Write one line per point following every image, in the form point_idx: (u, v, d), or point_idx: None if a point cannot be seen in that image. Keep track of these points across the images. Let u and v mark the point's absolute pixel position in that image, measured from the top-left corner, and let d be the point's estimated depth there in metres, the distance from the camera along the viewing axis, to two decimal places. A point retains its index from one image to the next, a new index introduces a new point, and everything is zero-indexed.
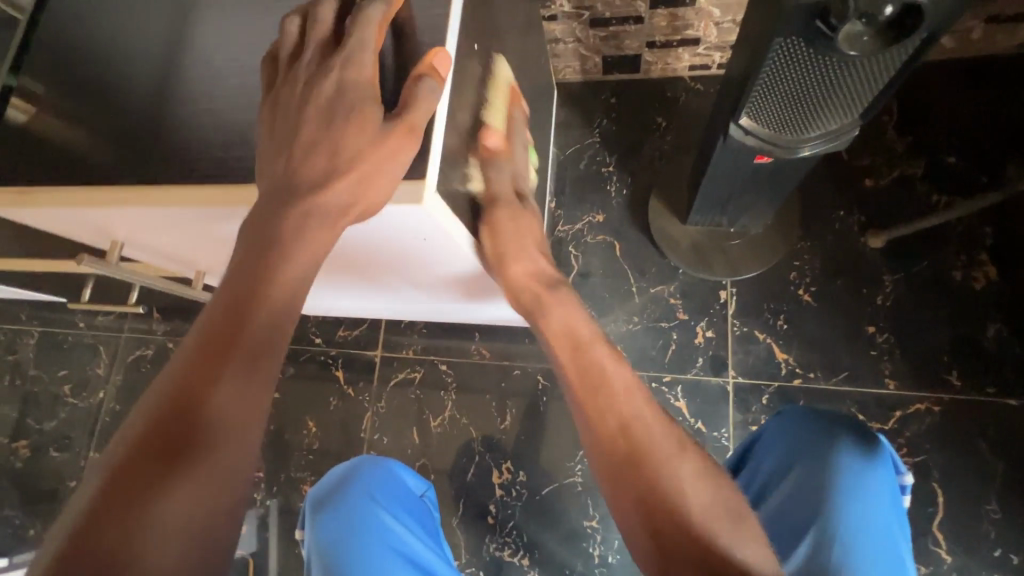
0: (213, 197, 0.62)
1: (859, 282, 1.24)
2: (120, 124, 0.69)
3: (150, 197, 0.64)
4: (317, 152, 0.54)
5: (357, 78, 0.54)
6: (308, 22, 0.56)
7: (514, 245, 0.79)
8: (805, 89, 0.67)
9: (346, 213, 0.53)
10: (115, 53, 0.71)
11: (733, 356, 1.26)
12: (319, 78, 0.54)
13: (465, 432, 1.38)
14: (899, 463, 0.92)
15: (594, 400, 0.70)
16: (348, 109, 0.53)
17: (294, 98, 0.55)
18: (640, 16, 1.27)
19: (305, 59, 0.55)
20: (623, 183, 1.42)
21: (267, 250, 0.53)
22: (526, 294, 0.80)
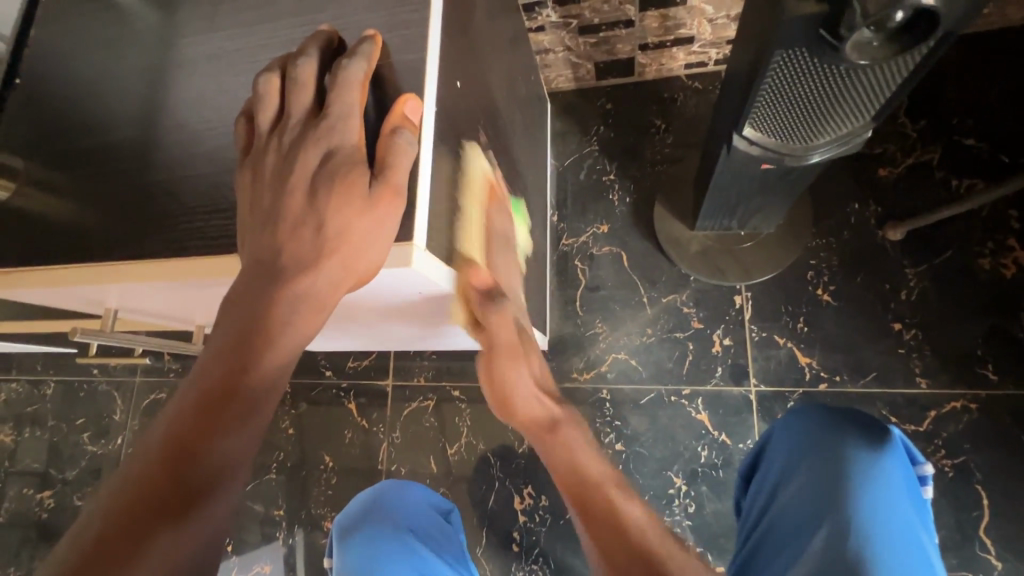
0: (204, 269, 0.61)
1: (881, 278, 1.19)
2: (101, 194, 0.67)
3: (141, 273, 0.63)
4: (301, 230, 0.50)
5: (343, 143, 0.50)
6: (286, 81, 0.52)
7: (517, 382, 0.71)
8: (810, 97, 0.63)
9: (336, 284, 0.50)
10: (95, 119, 0.70)
11: (753, 364, 1.21)
12: (302, 144, 0.50)
13: (484, 459, 1.35)
14: (914, 453, 0.87)
15: (593, 515, 0.59)
16: (330, 179, 0.49)
17: (276, 169, 0.51)
18: (630, 19, 1.23)
19: (288, 123, 0.51)
20: (626, 191, 1.38)
21: (253, 307, 0.49)
22: (531, 434, 0.69)
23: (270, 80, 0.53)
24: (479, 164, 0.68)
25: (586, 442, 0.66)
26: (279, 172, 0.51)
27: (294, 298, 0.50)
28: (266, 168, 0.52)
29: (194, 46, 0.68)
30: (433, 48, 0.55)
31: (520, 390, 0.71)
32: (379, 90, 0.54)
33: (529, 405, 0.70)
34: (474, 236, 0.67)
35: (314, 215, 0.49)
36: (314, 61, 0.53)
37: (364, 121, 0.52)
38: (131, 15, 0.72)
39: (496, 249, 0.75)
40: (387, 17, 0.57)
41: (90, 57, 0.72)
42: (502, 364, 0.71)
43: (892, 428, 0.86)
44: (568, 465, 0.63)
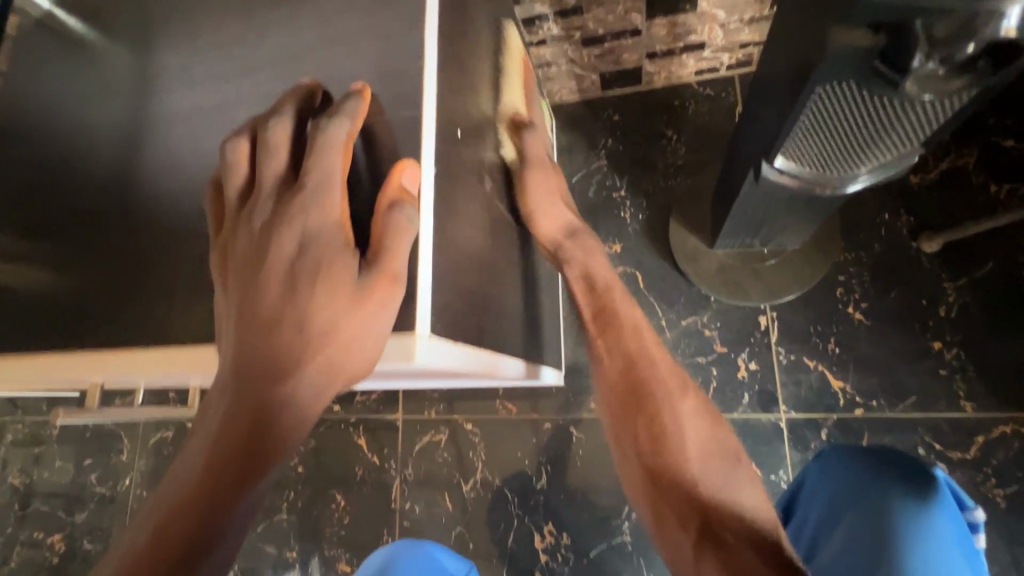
0: (181, 362, 0.55)
1: (918, 293, 1.11)
2: (77, 271, 0.62)
3: (115, 364, 0.57)
4: (281, 325, 0.41)
5: (322, 223, 0.41)
6: (254, 149, 0.44)
7: (544, 202, 0.80)
8: (856, 122, 0.55)
9: (325, 385, 0.42)
10: (68, 182, 0.64)
11: (783, 389, 1.14)
12: (273, 228, 0.41)
13: (501, 495, 1.29)
14: (962, 497, 0.74)
15: (606, 325, 0.73)
16: (310, 267, 0.40)
17: (245, 255, 0.42)
18: (637, 29, 1.15)
19: (257, 198, 0.43)
20: (638, 208, 1.31)
21: (238, 405, 0.41)
22: (550, 244, 0.80)
23: (234, 146, 0.44)
24: (516, 42, 0.88)
25: (601, 253, 0.78)
26: (247, 259, 0.42)
27: (283, 404, 0.41)
28: (235, 253, 0.43)
29: (165, 96, 0.61)
30: (429, 99, 0.47)
31: (546, 210, 0.79)
32: (371, 151, 0.48)
33: (551, 221, 0.79)
34: (516, 91, 0.82)
35: (295, 308, 0.41)
36: (289, 121, 0.44)
37: (347, 192, 0.42)
38: (104, 66, 0.66)
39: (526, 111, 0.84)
40: (377, 63, 0.50)
41: (65, 114, 0.67)
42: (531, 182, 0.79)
43: (935, 469, 0.75)
44: (580, 270, 0.76)
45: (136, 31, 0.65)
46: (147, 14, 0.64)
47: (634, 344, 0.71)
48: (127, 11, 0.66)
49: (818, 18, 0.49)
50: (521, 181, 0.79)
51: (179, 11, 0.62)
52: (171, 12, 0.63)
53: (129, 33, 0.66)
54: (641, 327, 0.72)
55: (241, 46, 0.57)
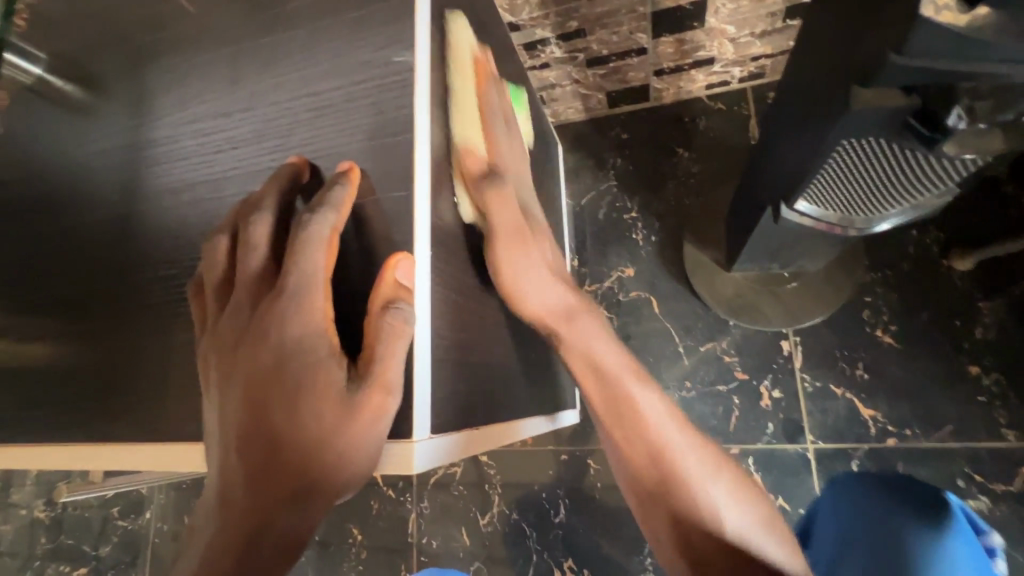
0: (167, 458, 0.53)
1: (951, 314, 1.06)
2: (71, 353, 0.60)
3: (105, 457, 0.56)
4: (254, 441, 0.38)
5: (303, 329, 0.38)
6: (235, 247, 0.42)
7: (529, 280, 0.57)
8: (882, 168, 0.52)
9: (316, 490, 0.38)
10: (57, 263, 0.63)
11: (809, 418, 1.08)
12: (251, 335, 0.39)
13: (518, 529, 1.25)
14: (976, 519, 0.68)
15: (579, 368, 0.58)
16: (279, 381, 0.38)
17: (218, 365, 0.40)
18: (643, 47, 1.10)
19: (232, 302, 0.41)
20: (650, 229, 1.25)
21: (231, 519, 0.38)
22: (543, 329, 0.59)
23: (216, 243, 0.42)
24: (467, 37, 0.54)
25: (603, 334, 0.60)
26: (221, 370, 0.40)
27: (261, 531, 0.38)
28: (210, 362, 0.41)
29: (151, 170, 0.59)
30: (422, 175, 0.44)
31: (535, 294, 0.57)
32: (361, 235, 0.45)
33: (537, 296, 0.57)
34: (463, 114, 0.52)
35: (269, 422, 0.38)
36: (269, 215, 0.42)
37: (331, 290, 0.39)
38: (92, 137, 0.64)
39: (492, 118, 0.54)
40: (367, 136, 0.47)
41: (54, 186, 0.66)
42: (507, 258, 0.54)
43: (946, 494, 0.68)
44: (585, 359, 0.58)
45: (124, 101, 0.63)
46: (134, 84, 0.62)
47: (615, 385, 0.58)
48: (114, 77, 0.64)
49: (842, 70, 0.45)
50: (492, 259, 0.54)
51: (164, 81, 0.60)
52: (157, 80, 0.61)
53: (116, 101, 0.64)
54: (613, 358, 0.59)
55: (228, 117, 0.55)
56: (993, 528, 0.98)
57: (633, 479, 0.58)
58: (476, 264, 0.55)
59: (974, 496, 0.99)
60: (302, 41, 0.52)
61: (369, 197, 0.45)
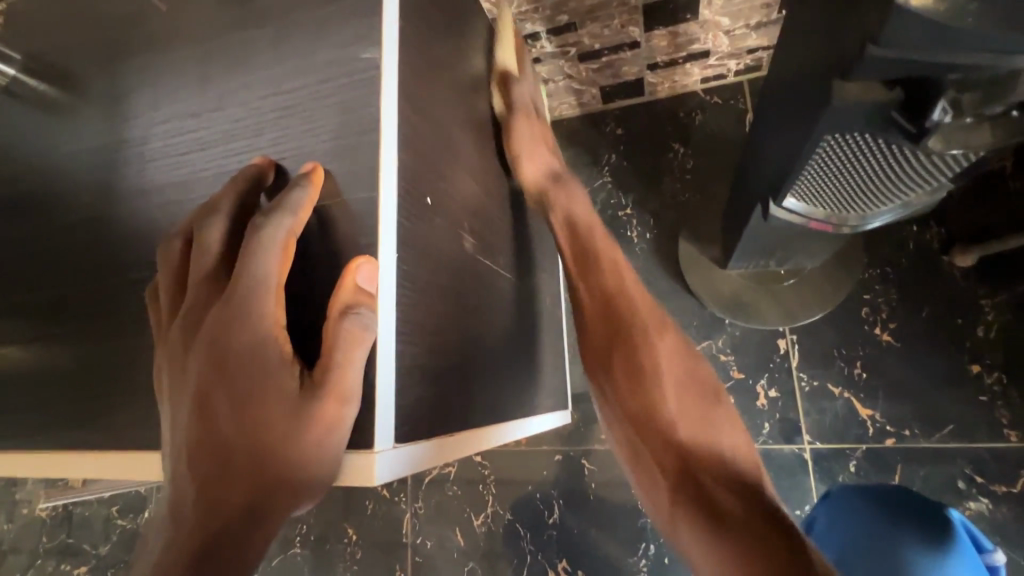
0: (134, 468, 0.52)
1: (952, 312, 1.03)
2: (47, 358, 0.59)
3: (74, 466, 0.55)
4: (206, 447, 0.37)
5: (256, 336, 0.37)
6: (192, 253, 0.41)
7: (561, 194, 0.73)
8: (864, 164, 0.50)
9: (270, 496, 0.37)
10: (31, 268, 0.63)
11: (806, 419, 1.06)
12: (204, 342, 0.38)
13: (513, 530, 1.24)
14: (980, 537, 0.67)
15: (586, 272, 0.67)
16: (228, 391, 0.37)
17: (172, 375, 0.40)
18: (635, 41, 1.08)
19: (186, 309, 0.40)
20: (645, 225, 1.23)
21: (183, 529, 0.37)
22: (537, 193, 0.75)
23: (174, 249, 0.42)
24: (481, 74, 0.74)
25: (584, 199, 0.74)
26: (174, 379, 0.40)
27: (210, 545, 0.36)
28: (165, 372, 0.41)
29: (121, 172, 0.58)
30: (387, 177, 0.43)
31: (531, 162, 0.75)
32: (324, 238, 0.43)
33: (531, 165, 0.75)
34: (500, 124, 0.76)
35: (223, 428, 0.37)
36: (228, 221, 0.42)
37: (285, 296, 0.38)
38: (64, 138, 0.63)
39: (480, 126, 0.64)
40: (333, 135, 0.46)
41: (28, 189, 0.65)
42: (517, 133, 0.75)
43: (949, 509, 0.68)
44: (564, 216, 0.72)
45: (96, 102, 0.62)
46: (105, 84, 0.61)
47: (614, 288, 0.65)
48: (86, 77, 0.63)
49: (825, 62, 0.44)
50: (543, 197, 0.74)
51: (134, 81, 0.59)
52: (128, 80, 0.60)
53: (88, 102, 0.62)
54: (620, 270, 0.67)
55: (197, 118, 0.54)
56: (994, 531, 0.96)
57: (627, 400, 0.60)
58: (450, 267, 0.53)
59: (974, 498, 0.97)
60: (269, 40, 0.51)
61: (333, 199, 0.44)
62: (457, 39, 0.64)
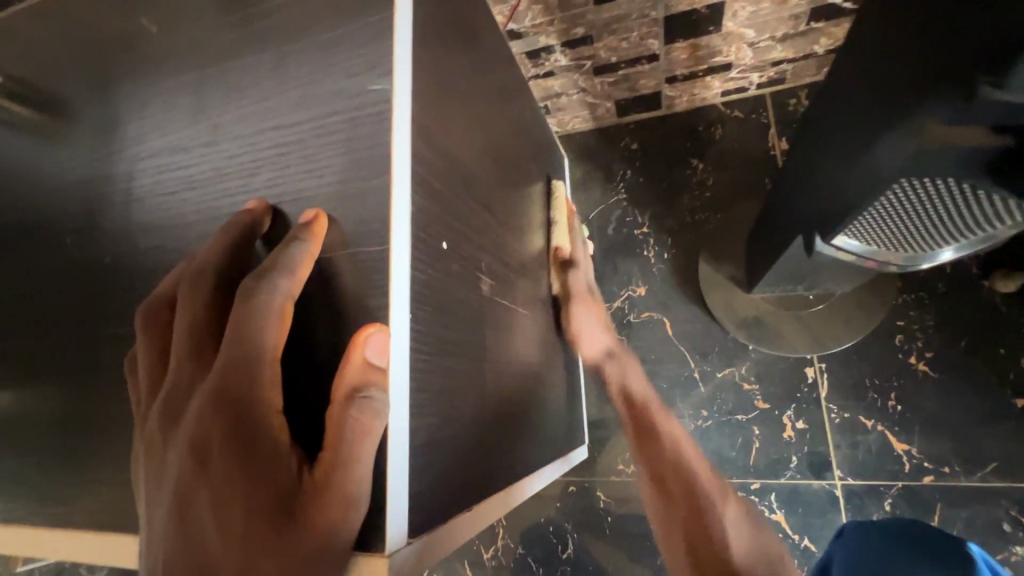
0: (112, 544, 0.46)
1: (992, 342, 0.98)
2: (27, 408, 0.54)
3: (46, 537, 0.49)
4: (189, 550, 0.33)
5: (243, 421, 0.33)
6: (178, 321, 0.37)
7: (586, 325, 0.81)
8: (923, 205, 0.45)
9: None
10: (13, 309, 0.58)
11: (837, 453, 1.00)
12: (186, 428, 0.34)
13: (525, 565, 1.16)
14: None
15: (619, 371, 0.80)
16: (208, 492, 0.33)
17: (149, 469, 0.36)
18: (654, 54, 1.03)
19: (165, 391, 0.36)
20: (662, 245, 1.17)
21: None
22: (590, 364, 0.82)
23: (156, 314, 0.38)
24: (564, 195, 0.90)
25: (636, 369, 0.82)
26: (154, 471, 0.35)
27: None
28: (141, 462, 0.37)
29: (105, 213, 0.53)
30: (399, 228, 0.38)
31: (587, 330, 0.81)
32: (324, 299, 0.38)
33: (590, 340, 0.81)
34: (564, 232, 0.86)
35: (205, 530, 0.33)
36: (213, 278, 0.37)
37: (278, 371, 0.34)
38: (46, 171, 0.58)
39: (575, 234, 0.87)
40: (337, 178, 0.40)
41: (10, 221, 0.60)
42: (576, 312, 0.80)
43: (967, 543, 0.61)
44: (620, 386, 0.78)
45: (83, 129, 0.57)
46: (93, 111, 0.56)
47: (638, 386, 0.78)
48: (73, 102, 0.58)
49: None
50: (567, 312, 0.81)
51: (122, 111, 0.54)
52: (115, 108, 0.55)
53: (71, 129, 0.58)
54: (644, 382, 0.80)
55: (187, 153, 0.49)
56: None
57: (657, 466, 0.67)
58: (469, 316, 0.48)
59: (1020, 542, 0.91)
60: (268, 69, 0.46)
61: (336, 254, 0.38)
62: (470, 59, 0.58)
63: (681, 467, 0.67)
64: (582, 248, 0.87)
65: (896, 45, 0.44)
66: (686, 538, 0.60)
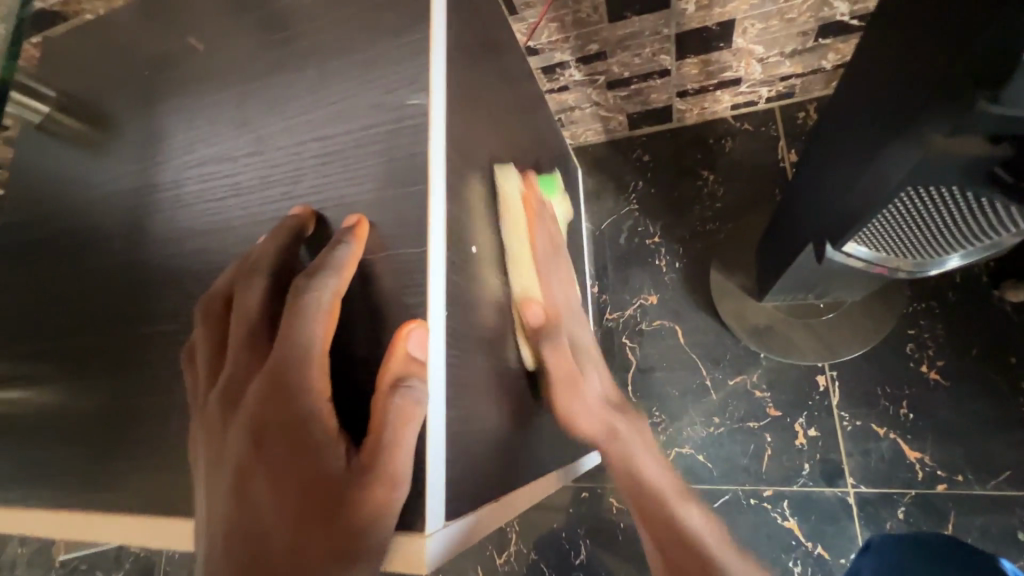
0: (158, 528, 0.49)
1: (1004, 350, 0.99)
2: (74, 403, 0.57)
3: (95, 525, 0.52)
4: (246, 524, 0.35)
5: (296, 406, 0.35)
6: (234, 315, 0.40)
7: (578, 398, 0.58)
8: (929, 212, 0.48)
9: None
10: (61, 309, 0.61)
11: (849, 460, 1.01)
12: (244, 412, 0.37)
13: (538, 571, 1.17)
14: None
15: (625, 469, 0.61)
16: (264, 471, 0.35)
17: (208, 451, 0.38)
18: (666, 69, 1.06)
19: (224, 379, 0.39)
20: (674, 254, 1.19)
21: None
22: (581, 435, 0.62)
23: (212, 308, 0.41)
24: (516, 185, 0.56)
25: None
26: (212, 451, 0.38)
27: None
28: (201, 444, 0.40)
29: (153, 218, 0.56)
30: (436, 231, 0.41)
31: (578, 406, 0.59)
32: (365, 297, 0.41)
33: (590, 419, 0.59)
34: (519, 226, 0.55)
35: (261, 506, 0.35)
36: (266, 276, 0.40)
37: (327, 361, 0.36)
38: (96, 179, 0.62)
39: (545, 260, 0.57)
40: (377, 185, 0.43)
41: (59, 227, 0.63)
42: (563, 404, 0.58)
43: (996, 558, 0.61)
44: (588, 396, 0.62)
45: (131, 139, 0.60)
46: (140, 123, 0.60)
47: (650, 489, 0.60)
48: (120, 115, 0.62)
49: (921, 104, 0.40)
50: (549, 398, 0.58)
51: (169, 124, 0.58)
52: (162, 121, 0.59)
53: (118, 140, 0.62)
54: (641, 454, 0.62)
55: (232, 162, 0.52)
56: None
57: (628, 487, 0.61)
58: (496, 316, 0.51)
59: None
60: (311, 85, 0.49)
61: (377, 256, 0.41)
62: (494, 74, 0.62)
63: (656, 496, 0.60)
64: (555, 283, 0.57)
65: (899, 62, 0.47)
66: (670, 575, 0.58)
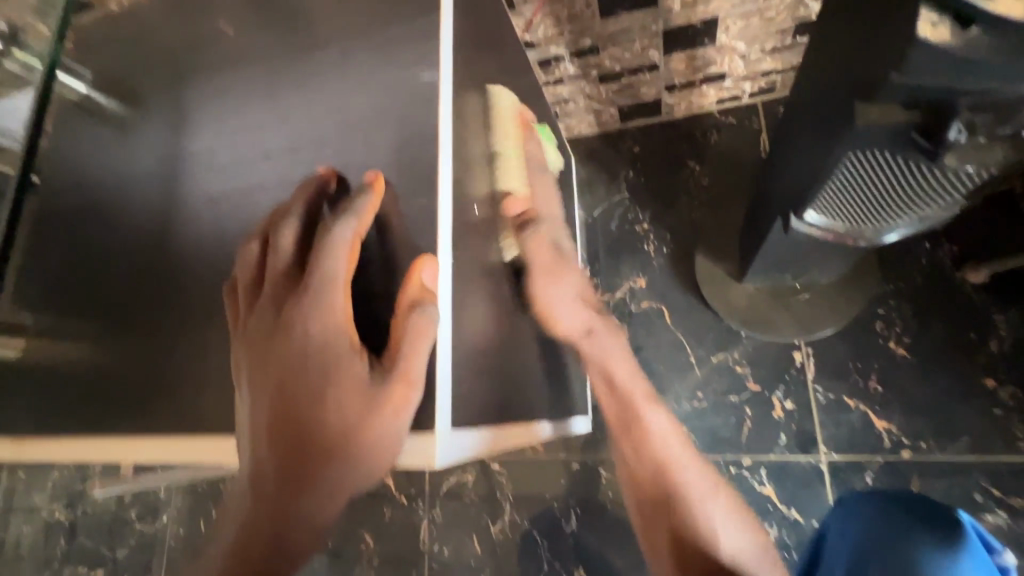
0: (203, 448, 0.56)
1: (965, 327, 1.06)
2: (114, 351, 0.63)
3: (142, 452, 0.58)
4: (285, 421, 0.42)
5: (327, 325, 0.42)
6: (269, 253, 0.46)
7: (561, 303, 0.69)
8: (871, 178, 0.55)
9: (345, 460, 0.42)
10: (104, 266, 0.66)
11: (822, 430, 1.08)
12: (280, 332, 0.43)
13: (532, 539, 1.22)
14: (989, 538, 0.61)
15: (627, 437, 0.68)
16: (299, 379, 0.42)
17: (251, 366, 0.45)
18: (654, 64, 1.13)
19: (263, 305, 0.45)
20: (661, 240, 1.27)
21: (270, 483, 0.43)
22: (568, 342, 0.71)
23: (250, 249, 0.48)
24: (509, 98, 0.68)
25: (619, 348, 0.71)
26: (252, 364, 0.44)
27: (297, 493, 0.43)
28: (243, 361, 0.46)
29: (188, 182, 0.63)
30: (445, 186, 0.47)
31: (563, 313, 0.69)
32: (383, 242, 0.47)
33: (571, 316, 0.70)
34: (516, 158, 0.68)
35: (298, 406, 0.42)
36: (297, 220, 0.47)
37: (350, 290, 0.43)
38: (132, 150, 0.68)
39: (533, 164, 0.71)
40: (393, 149, 0.50)
41: (99, 195, 0.69)
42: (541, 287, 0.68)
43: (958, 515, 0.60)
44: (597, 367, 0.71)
45: (165, 114, 0.67)
46: (173, 100, 0.66)
47: (655, 453, 0.66)
48: (155, 95, 0.68)
49: (863, 80, 0.47)
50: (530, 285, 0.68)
51: (200, 100, 0.64)
52: (195, 99, 0.65)
53: (152, 115, 0.68)
54: (662, 432, 0.68)
55: (261, 131, 0.59)
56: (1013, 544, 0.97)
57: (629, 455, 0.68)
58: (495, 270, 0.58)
59: (991, 510, 0.98)
60: (333, 64, 0.56)
61: (393, 207, 0.48)
62: (494, 62, 0.69)
63: (660, 459, 0.66)
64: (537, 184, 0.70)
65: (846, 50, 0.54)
66: (669, 535, 0.64)
